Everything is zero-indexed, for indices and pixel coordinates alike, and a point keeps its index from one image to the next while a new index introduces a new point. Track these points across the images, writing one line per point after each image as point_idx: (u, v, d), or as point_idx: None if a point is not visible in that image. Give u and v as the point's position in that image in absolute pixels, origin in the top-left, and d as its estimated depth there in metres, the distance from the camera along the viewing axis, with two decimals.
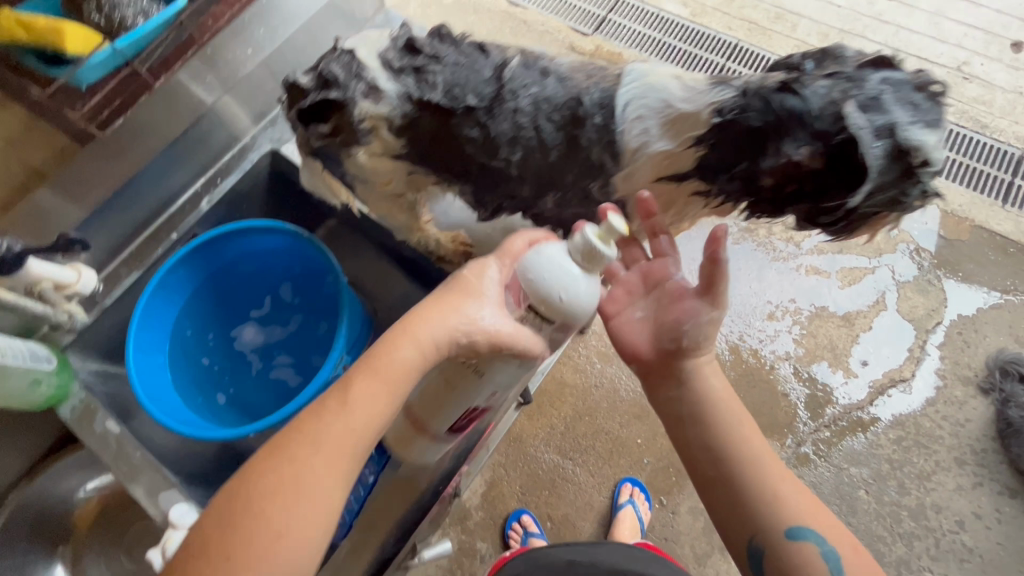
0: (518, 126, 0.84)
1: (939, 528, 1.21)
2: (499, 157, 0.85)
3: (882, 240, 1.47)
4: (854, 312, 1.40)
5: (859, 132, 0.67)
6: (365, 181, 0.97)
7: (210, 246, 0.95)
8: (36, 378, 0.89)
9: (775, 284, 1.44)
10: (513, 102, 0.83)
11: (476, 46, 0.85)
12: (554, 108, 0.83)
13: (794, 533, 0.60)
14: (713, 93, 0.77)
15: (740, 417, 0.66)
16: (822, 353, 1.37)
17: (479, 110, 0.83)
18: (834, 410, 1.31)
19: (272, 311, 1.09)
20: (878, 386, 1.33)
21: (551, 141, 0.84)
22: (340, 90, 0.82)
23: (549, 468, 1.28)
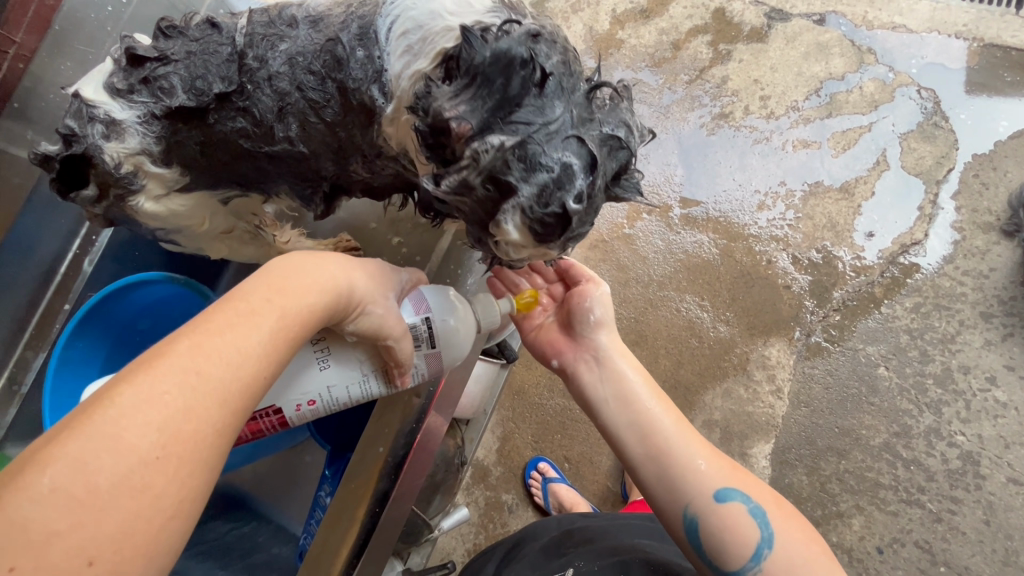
0: (280, 95, 0.64)
1: (968, 389, 1.16)
2: (277, 140, 0.67)
3: (876, 90, 1.29)
4: (853, 180, 1.27)
5: (472, 132, 0.50)
6: (178, 229, 0.83)
7: (98, 310, 0.84)
8: None
9: (760, 170, 1.31)
10: (263, 68, 0.63)
11: (205, 22, 0.67)
12: (312, 57, 0.63)
13: (722, 493, 0.66)
14: (487, 15, 0.57)
15: (647, 397, 0.75)
16: (823, 235, 1.26)
17: (230, 96, 0.65)
18: (843, 292, 1.23)
19: None
20: (888, 256, 1.23)
21: (321, 100, 0.64)
22: (80, 142, 0.68)
23: (557, 413, 1.28)
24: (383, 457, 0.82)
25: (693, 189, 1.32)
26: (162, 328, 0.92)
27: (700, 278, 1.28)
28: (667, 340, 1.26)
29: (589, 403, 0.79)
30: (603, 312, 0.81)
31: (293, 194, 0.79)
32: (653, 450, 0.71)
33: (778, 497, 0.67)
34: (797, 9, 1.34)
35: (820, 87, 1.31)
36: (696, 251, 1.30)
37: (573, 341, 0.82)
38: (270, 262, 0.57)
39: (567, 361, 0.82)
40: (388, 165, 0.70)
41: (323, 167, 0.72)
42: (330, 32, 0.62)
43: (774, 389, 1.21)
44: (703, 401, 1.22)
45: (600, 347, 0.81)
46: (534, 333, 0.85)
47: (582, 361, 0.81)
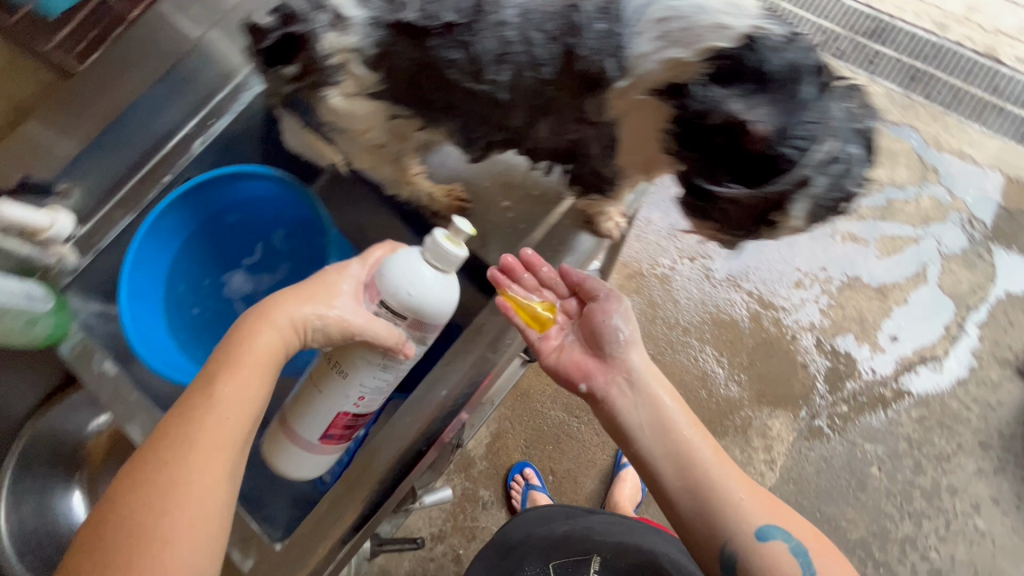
0: (504, 41, 0.71)
1: (951, 509, 1.19)
2: (484, 80, 0.73)
3: (931, 206, 1.35)
4: (890, 284, 1.32)
5: (779, 139, 0.65)
6: (344, 131, 0.88)
7: (202, 188, 0.85)
8: (33, 317, 0.81)
9: (806, 251, 1.35)
10: (497, 13, 0.70)
11: None
12: (545, 16, 0.70)
13: (764, 532, 0.66)
14: (761, 18, 0.66)
15: (685, 429, 0.74)
16: (849, 326, 1.30)
17: (460, 27, 0.71)
18: (855, 385, 1.26)
19: (262, 258, 0.96)
20: (906, 363, 1.27)
21: (543, 56, 0.71)
22: (303, 24, 0.72)
23: (553, 424, 1.29)
24: (445, 400, 0.85)
25: (738, 250, 1.36)
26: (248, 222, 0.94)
27: (724, 336, 1.31)
28: (679, 384, 1.28)
29: (623, 431, 0.76)
30: (628, 327, 0.80)
31: (460, 134, 0.85)
32: (693, 484, 0.70)
33: (820, 538, 0.68)
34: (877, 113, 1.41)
35: (880, 189, 1.37)
36: (726, 308, 1.33)
37: (602, 362, 0.80)
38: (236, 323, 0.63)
39: (595, 385, 0.80)
40: (587, 130, 0.82)
41: (511, 117, 0.80)
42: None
43: (767, 459, 1.23)
44: None
45: (631, 368, 0.79)
46: (554, 356, 0.83)
47: (612, 384, 0.78)
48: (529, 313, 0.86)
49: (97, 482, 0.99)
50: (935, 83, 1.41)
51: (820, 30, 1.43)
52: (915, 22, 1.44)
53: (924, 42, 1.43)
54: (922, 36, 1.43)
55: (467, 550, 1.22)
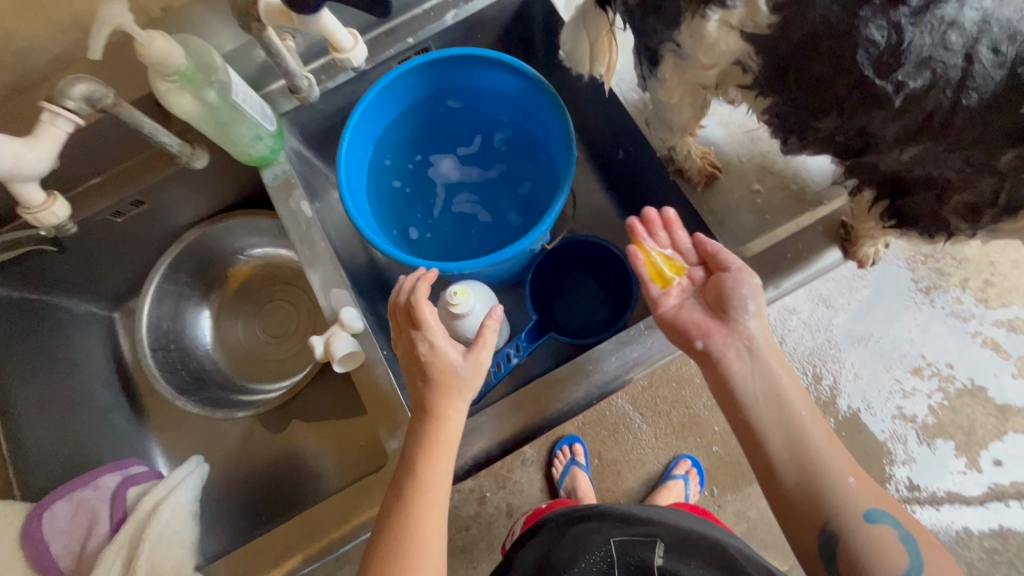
0: (941, 43, 0.62)
1: None
2: (890, 78, 0.65)
3: None
4: (1015, 408, 1.22)
5: None
6: (682, 58, 0.79)
7: (447, 63, 0.88)
8: (260, 135, 0.85)
9: (939, 341, 1.25)
10: (956, 8, 0.60)
11: None
12: (1014, 34, 0.60)
13: (871, 515, 0.66)
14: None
15: (793, 412, 0.72)
16: (953, 433, 1.21)
17: (907, 9, 0.62)
18: (935, 492, 1.19)
19: (478, 152, 1.03)
20: (998, 491, 1.19)
21: (980, 78, 0.62)
22: None
23: (616, 412, 1.26)
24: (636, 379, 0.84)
25: (866, 314, 1.27)
26: (472, 110, 0.99)
27: (820, 395, 1.24)
28: None
29: (734, 395, 0.74)
30: (755, 299, 0.76)
31: (793, 116, 0.80)
32: (799, 459, 0.69)
33: (929, 537, 0.67)
34: None
35: None
36: (832, 367, 1.25)
37: (724, 324, 0.77)
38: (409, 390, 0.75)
39: (714, 344, 0.76)
40: (983, 180, 0.71)
41: (879, 133, 0.73)
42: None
43: None
44: (749, 492, 1.21)
45: (752, 336, 0.76)
46: (675, 313, 0.80)
47: (732, 346, 0.75)
48: (655, 267, 0.84)
49: (225, 321, 1.13)
50: None
51: None
52: None
53: None
54: None
55: (493, 496, 1.23)
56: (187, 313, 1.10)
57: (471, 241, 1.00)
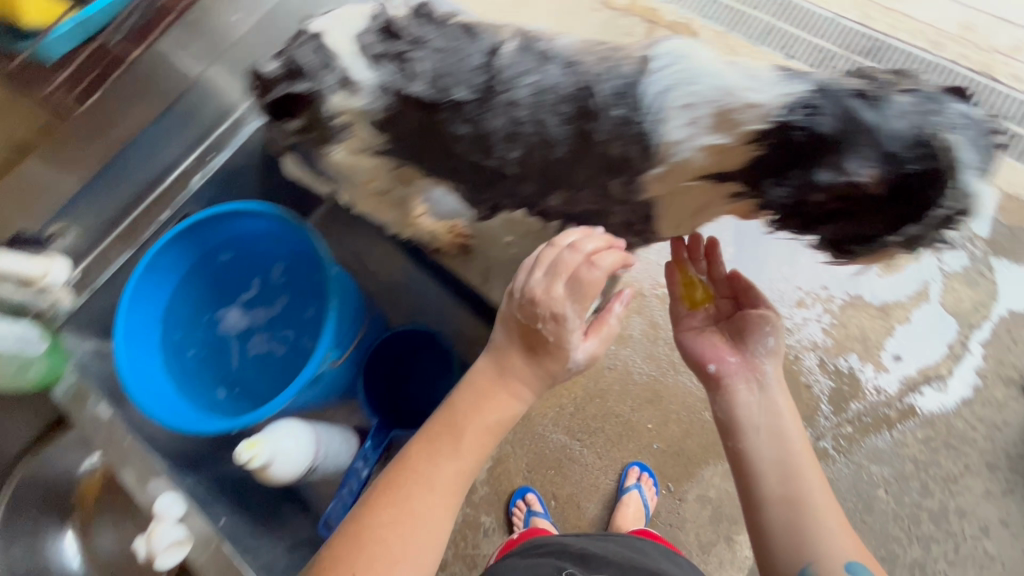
0: (514, 121, 0.73)
1: (960, 533, 1.16)
2: (494, 155, 0.77)
3: None
4: (892, 302, 1.31)
5: (954, 161, 0.59)
6: (350, 178, 1.01)
7: (196, 230, 1.00)
8: (25, 363, 1.02)
9: (809, 270, 1.33)
10: (509, 93, 0.73)
11: (464, 28, 0.77)
12: (559, 99, 0.71)
13: (852, 564, 0.67)
14: (784, 83, 0.63)
15: (795, 448, 0.74)
16: (852, 345, 1.29)
17: (470, 105, 0.74)
18: (859, 406, 1.25)
19: (259, 294, 1.13)
20: (910, 383, 1.26)
21: (556, 137, 0.73)
22: (310, 81, 0.80)
23: (556, 448, 1.27)
24: None
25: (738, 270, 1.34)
26: (239, 261, 1.10)
27: None
28: (681, 406, 1.27)
29: (735, 421, 0.78)
30: (775, 337, 0.84)
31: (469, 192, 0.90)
32: (790, 491, 0.71)
33: None
34: None
35: None
36: None
37: (742, 353, 0.83)
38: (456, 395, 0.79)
39: (726, 368, 0.83)
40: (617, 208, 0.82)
41: (526, 190, 0.84)
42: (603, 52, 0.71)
43: None
44: (702, 474, 1.23)
45: (764, 373, 0.82)
46: (694, 333, 0.90)
47: (743, 379, 0.81)
48: (686, 286, 0.97)
49: (92, 535, 1.17)
50: None
51: (815, 49, 1.51)
52: (909, 41, 1.49)
53: (919, 60, 1.47)
54: (916, 54, 1.48)
55: None
56: (45, 544, 1.13)
57: (280, 374, 1.11)
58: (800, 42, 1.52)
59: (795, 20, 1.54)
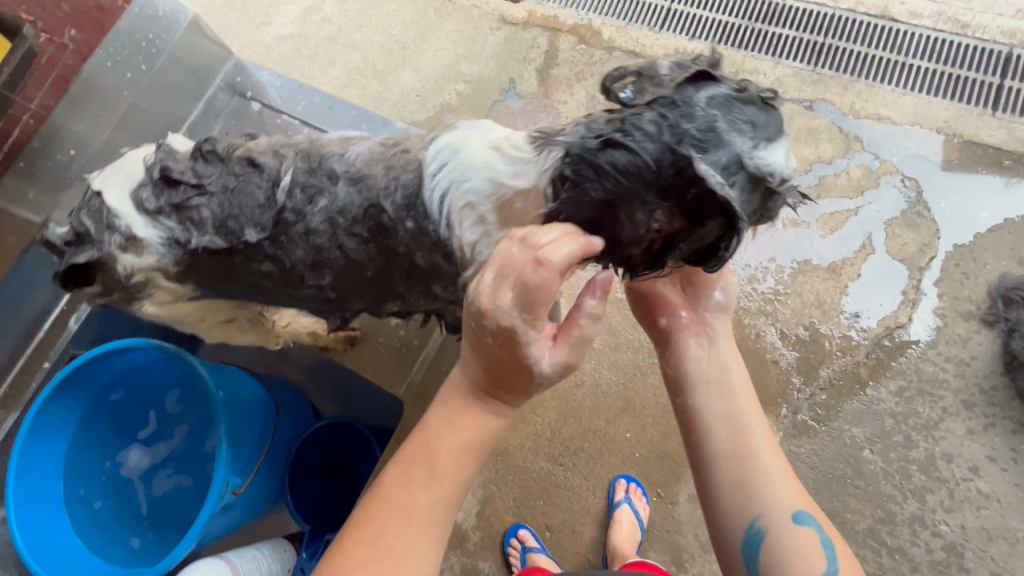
0: (315, 248, 0.83)
1: (952, 478, 1.16)
2: (307, 284, 0.86)
3: (862, 176, 1.35)
4: (840, 261, 1.30)
5: (717, 170, 0.62)
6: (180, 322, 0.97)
7: (81, 377, 1.00)
8: None
9: (752, 246, 1.33)
10: (302, 223, 0.82)
11: (245, 161, 0.83)
12: (350, 221, 0.82)
13: (800, 514, 0.71)
14: (540, 160, 0.74)
15: (742, 403, 0.77)
16: (810, 312, 1.28)
17: (262, 244, 0.82)
18: (829, 371, 1.24)
19: (158, 428, 1.15)
20: (874, 337, 1.25)
21: (360, 258, 0.84)
22: (97, 245, 0.83)
23: (540, 477, 1.25)
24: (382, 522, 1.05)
25: None
26: (130, 399, 1.12)
27: None
28: (654, 408, 1.26)
29: (686, 380, 0.80)
30: (727, 294, 0.82)
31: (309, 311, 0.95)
32: (739, 445, 0.74)
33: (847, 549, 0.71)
34: (789, 93, 1.42)
35: (809, 168, 1.37)
36: None
37: (693, 310, 0.83)
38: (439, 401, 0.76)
39: (677, 326, 0.82)
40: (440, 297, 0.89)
41: (351, 302, 0.90)
42: (392, 163, 0.83)
43: None
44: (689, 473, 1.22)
45: (713, 330, 0.82)
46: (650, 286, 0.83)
47: (694, 336, 0.82)
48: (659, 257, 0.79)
49: None
50: (837, 51, 1.44)
51: (716, 24, 1.51)
52: None
53: (818, 15, 1.47)
54: (815, 10, 1.48)
55: None
56: None
57: (190, 506, 1.11)
58: (701, 21, 1.52)
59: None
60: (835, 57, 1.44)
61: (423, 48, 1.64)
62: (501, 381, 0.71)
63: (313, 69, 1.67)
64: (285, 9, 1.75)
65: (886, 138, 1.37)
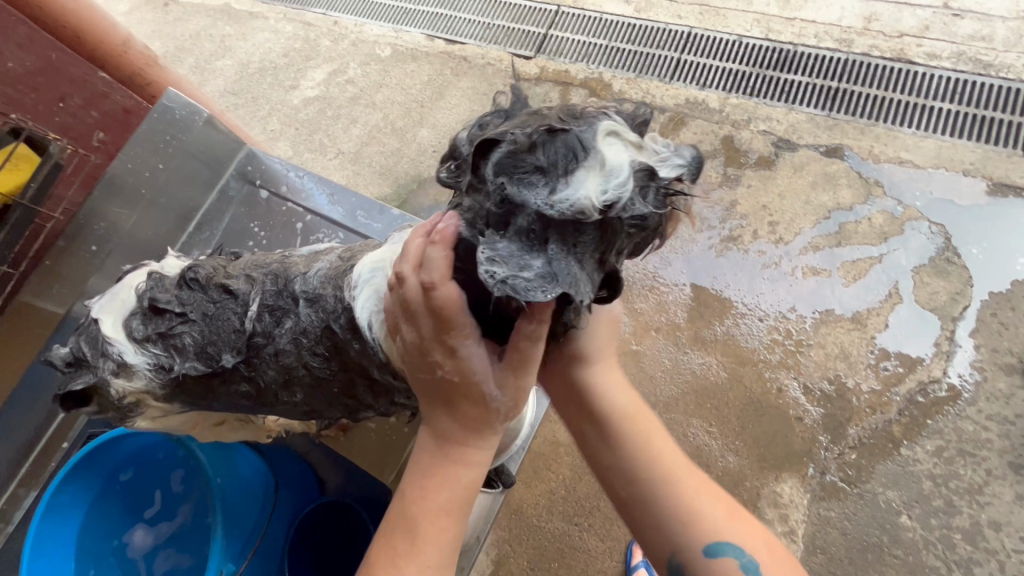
0: (285, 367, 0.76)
1: (1002, 549, 1.07)
2: (280, 401, 0.80)
3: (884, 222, 1.31)
4: (865, 310, 1.26)
5: (514, 250, 0.47)
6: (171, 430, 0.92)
7: (93, 457, 0.96)
8: None
9: (771, 295, 1.30)
10: (272, 345, 0.75)
11: (224, 286, 0.77)
12: (314, 340, 0.74)
13: (716, 548, 0.71)
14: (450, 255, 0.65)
15: (630, 445, 0.79)
16: (835, 365, 1.23)
17: (240, 364, 0.77)
18: (858, 430, 1.17)
19: (164, 506, 1.05)
20: (907, 393, 1.18)
21: (326, 375, 0.76)
22: (93, 371, 0.79)
23: (555, 538, 1.22)
24: None
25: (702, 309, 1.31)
26: (140, 477, 1.04)
27: (704, 404, 1.23)
28: None
29: (582, 436, 0.84)
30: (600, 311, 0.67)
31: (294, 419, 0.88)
32: (641, 487, 0.76)
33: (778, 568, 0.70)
34: (804, 139, 1.41)
35: (828, 216, 1.34)
36: (704, 373, 1.26)
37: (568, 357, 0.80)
38: (414, 458, 0.75)
39: (560, 382, 0.84)
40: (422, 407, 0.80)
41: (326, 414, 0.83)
42: (341, 279, 0.73)
43: (786, 531, 1.13)
44: None
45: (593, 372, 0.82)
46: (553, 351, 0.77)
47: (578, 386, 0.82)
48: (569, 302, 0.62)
49: None
50: (852, 96, 1.42)
51: (726, 73, 1.51)
52: (818, 44, 1.48)
53: (831, 60, 1.46)
54: (827, 55, 1.47)
55: None
56: None
57: None
58: (709, 69, 1.53)
59: (700, 49, 1.55)
60: (849, 101, 1.42)
61: (439, 105, 1.70)
62: (458, 414, 0.70)
63: (336, 129, 1.76)
64: (312, 73, 1.87)
65: (909, 182, 1.33)
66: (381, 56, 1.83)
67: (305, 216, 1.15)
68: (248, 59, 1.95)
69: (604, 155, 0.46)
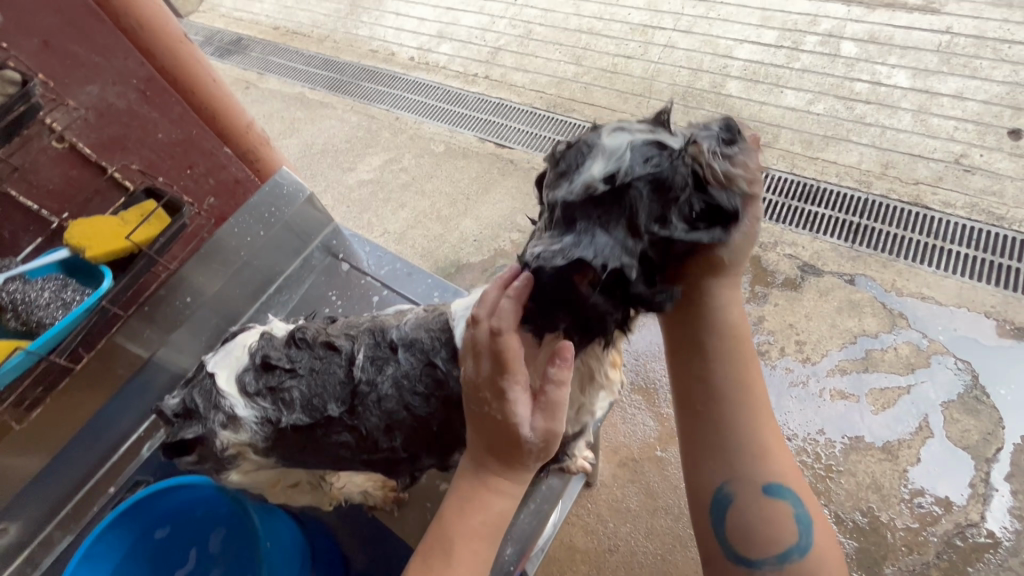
0: (387, 413, 0.79)
1: None
2: (381, 448, 0.81)
3: (911, 353, 1.34)
4: (896, 442, 1.24)
5: (552, 236, 0.62)
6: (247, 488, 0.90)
7: (140, 507, 0.95)
8: None
9: (799, 415, 1.30)
10: (375, 391, 0.79)
11: (327, 341, 0.82)
12: (415, 379, 0.79)
13: (774, 489, 0.69)
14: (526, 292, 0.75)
15: (738, 374, 0.70)
16: (867, 495, 1.19)
17: (343, 416, 0.79)
18: (895, 570, 1.12)
19: (196, 567, 1.01)
20: (945, 535, 1.14)
21: (426, 414, 0.80)
22: (203, 423, 0.81)
23: None
24: None
25: None
26: (178, 531, 1.01)
27: None
28: None
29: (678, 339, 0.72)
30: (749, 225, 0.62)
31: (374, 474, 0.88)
32: (709, 413, 0.71)
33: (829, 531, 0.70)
34: (829, 267, 1.49)
35: (854, 341, 1.37)
36: None
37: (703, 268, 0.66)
38: (457, 480, 0.74)
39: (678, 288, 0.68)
40: None
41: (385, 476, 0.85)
42: (432, 323, 0.81)
43: None
44: None
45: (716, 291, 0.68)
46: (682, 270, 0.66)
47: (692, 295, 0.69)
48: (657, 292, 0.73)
49: None
50: (873, 232, 1.52)
51: None
52: (839, 182, 1.61)
53: (852, 198, 1.58)
54: (848, 193, 1.59)
55: None
56: None
57: None
58: None
59: None
60: (871, 236, 1.52)
61: (483, 199, 1.83)
62: (497, 453, 0.69)
63: (385, 211, 1.89)
64: (369, 159, 2.04)
65: (930, 318, 1.37)
66: (435, 151, 2.00)
67: (381, 291, 1.25)
68: (312, 141, 2.14)
69: (609, 142, 0.60)
